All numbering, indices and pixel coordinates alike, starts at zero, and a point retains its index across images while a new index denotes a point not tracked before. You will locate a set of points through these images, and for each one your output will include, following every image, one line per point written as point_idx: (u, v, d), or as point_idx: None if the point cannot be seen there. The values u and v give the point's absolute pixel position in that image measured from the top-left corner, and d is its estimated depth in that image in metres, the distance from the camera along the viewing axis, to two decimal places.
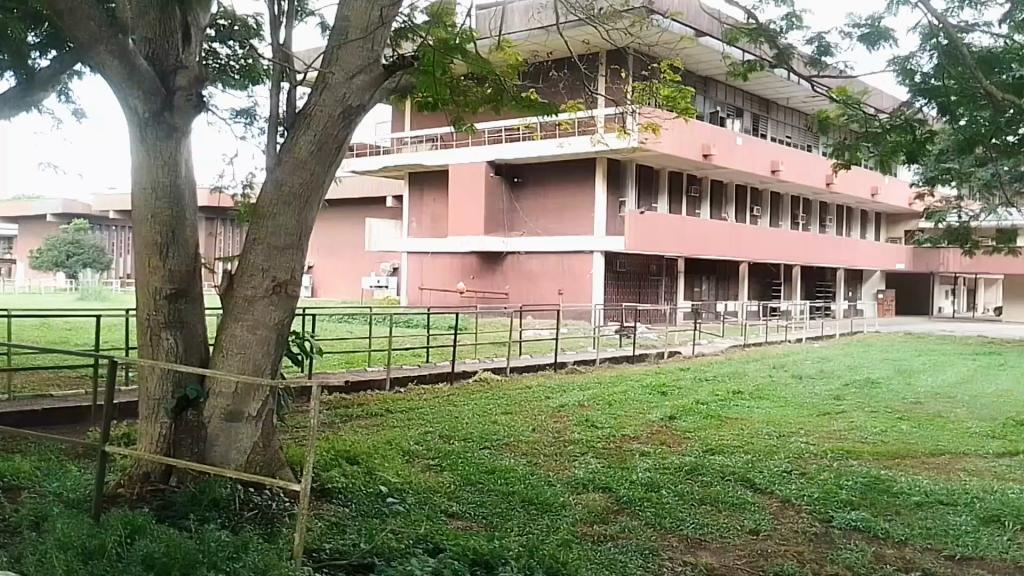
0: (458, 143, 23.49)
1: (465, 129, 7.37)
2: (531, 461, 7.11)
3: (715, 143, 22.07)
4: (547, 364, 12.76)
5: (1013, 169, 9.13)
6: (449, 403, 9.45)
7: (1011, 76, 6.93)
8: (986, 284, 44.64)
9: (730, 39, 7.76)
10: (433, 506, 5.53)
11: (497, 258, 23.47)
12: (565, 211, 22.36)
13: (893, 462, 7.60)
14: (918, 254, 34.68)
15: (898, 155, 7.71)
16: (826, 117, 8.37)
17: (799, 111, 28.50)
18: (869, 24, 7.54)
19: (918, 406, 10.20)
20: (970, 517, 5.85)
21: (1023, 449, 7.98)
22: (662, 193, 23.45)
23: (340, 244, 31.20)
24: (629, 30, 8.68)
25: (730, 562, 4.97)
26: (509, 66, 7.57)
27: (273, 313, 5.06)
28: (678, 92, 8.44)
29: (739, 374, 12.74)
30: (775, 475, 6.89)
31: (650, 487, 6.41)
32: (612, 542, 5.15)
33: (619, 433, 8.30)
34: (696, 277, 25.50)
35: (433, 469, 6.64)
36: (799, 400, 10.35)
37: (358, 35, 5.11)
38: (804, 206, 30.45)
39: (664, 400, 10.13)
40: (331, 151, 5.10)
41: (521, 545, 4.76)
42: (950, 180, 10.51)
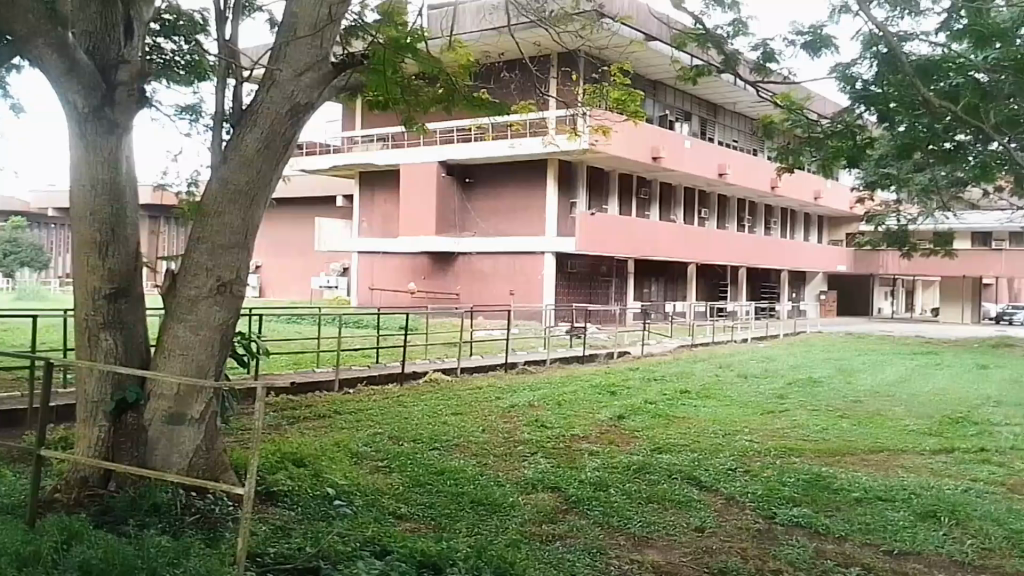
0: (410, 143, 23.37)
1: (416, 129, 7.35)
2: (480, 461, 7.12)
3: (666, 147, 22.37)
4: (498, 365, 12.77)
5: (946, 174, 9.48)
6: (399, 404, 9.40)
7: (949, 85, 7.10)
8: (922, 287, 46.12)
9: (678, 44, 7.86)
10: (381, 509, 5.49)
11: (448, 258, 23.38)
12: (517, 212, 22.42)
13: (833, 458, 7.80)
14: (859, 257, 35.66)
15: (839, 160, 8.03)
16: (770, 122, 8.54)
17: (745, 116, 29.10)
18: (812, 32, 7.73)
19: (857, 404, 10.49)
20: (906, 513, 6.04)
21: (956, 446, 8.26)
22: (613, 195, 23.68)
23: (289, 244, 30.75)
24: (580, 32, 8.72)
25: (676, 560, 5.03)
26: (461, 66, 7.55)
27: (218, 314, 4.97)
28: (628, 96, 8.50)
29: (686, 373, 12.93)
30: (721, 473, 7.02)
31: (599, 486, 6.47)
32: (560, 542, 5.17)
33: (569, 433, 8.35)
34: (646, 277, 25.83)
35: (382, 470, 6.60)
36: (744, 399, 10.55)
37: (306, 32, 5.04)
38: (751, 209, 31.08)
39: (614, 400, 10.22)
40: (279, 149, 5.03)
41: (470, 546, 4.76)
42: (887, 184, 10.87)
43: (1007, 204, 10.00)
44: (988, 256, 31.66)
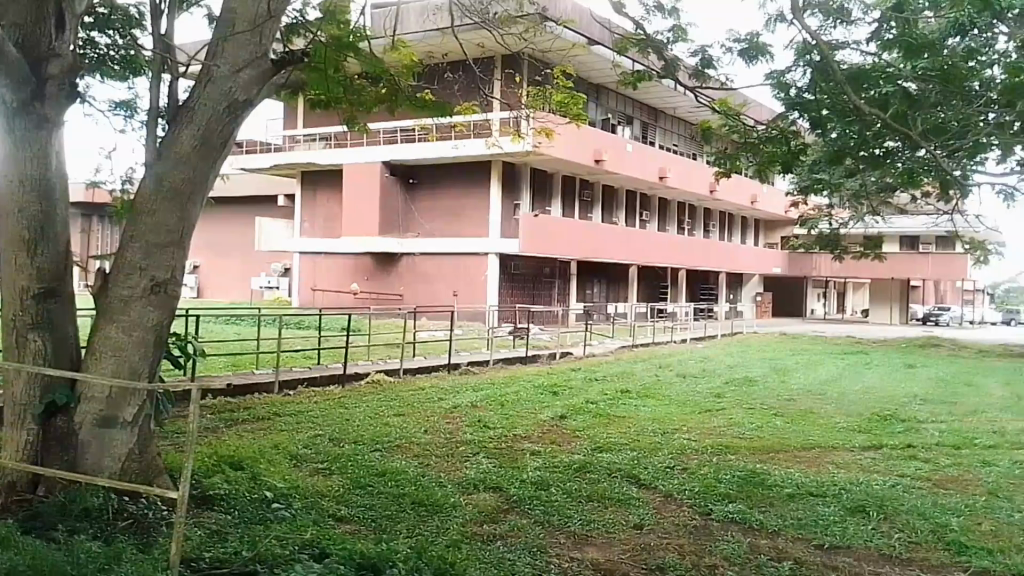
0: (353, 142, 23.14)
1: (358, 128, 7.30)
2: (422, 462, 7.12)
3: (608, 150, 22.66)
4: (441, 365, 12.78)
5: (874, 181, 9.86)
6: (340, 405, 9.32)
7: (878, 93, 7.37)
8: (854, 288, 47.62)
9: (619, 49, 7.99)
10: (321, 511, 5.45)
11: (392, 259, 23.24)
12: (461, 213, 22.41)
13: (767, 455, 8.03)
14: (794, 259, 36.67)
15: (774, 165, 8.22)
16: (708, 127, 8.65)
17: (685, 121, 29.66)
18: (748, 40, 7.94)
19: (791, 402, 10.80)
20: (837, 508, 6.25)
21: (885, 442, 8.58)
22: (556, 198, 23.87)
23: (229, 243, 30.14)
24: (523, 35, 8.76)
25: (616, 557, 5.12)
26: (404, 66, 7.53)
27: (152, 314, 4.87)
28: (572, 98, 8.59)
29: (626, 373, 13.12)
30: (660, 471, 7.16)
31: (540, 485, 6.53)
32: (500, 542, 5.20)
33: (511, 433, 8.40)
34: (589, 279, 26.15)
35: (321, 472, 6.54)
36: (682, 398, 10.78)
37: (245, 27, 4.98)
38: (690, 212, 31.69)
39: (555, 400, 10.31)
40: (216, 147, 4.96)
41: (411, 547, 4.77)
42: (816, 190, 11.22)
43: (931, 209, 10.44)
44: (915, 258, 32.93)
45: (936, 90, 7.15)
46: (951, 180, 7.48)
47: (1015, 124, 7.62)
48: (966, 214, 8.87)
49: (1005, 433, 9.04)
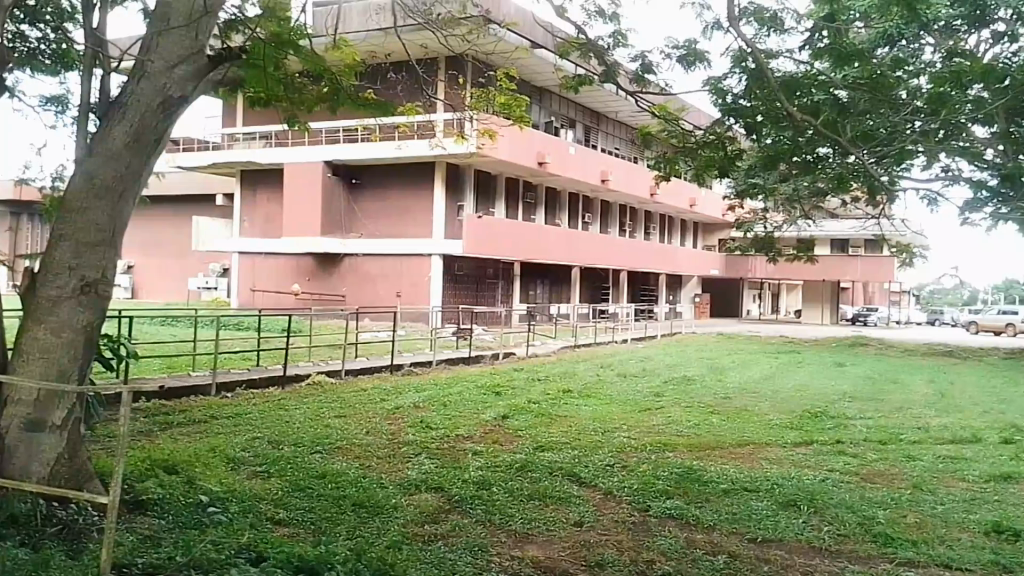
0: (295, 141, 22.81)
1: (298, 126, 7.22)
2: (363, 463, 7.08)
3: (551, 152, 22.84)
4: (384, 367, 12.71)
5: (806, 186, 10.17)
6: (280, 407, 9.21)
7: (810, 101, 7.65)
8: (788, 289, 48.95)
9: (561, 53, 8.07)
10: (258, 514, 5.39)
11: (334, 259, 23.00)
12: (405, 214, 22.32)
13: (703, 451, 8.22)
14: (731, 261, 37.51)
15: (710, 170, 8.46)
16: (648, 132, 8.82)
17: (626, 125, 30.04)
18: (686, 47, 8.11)
19: (727, 400, 11.07)
20: (770, 502, 6.44)
21: (815, 438, 8.86)
22: (500, 199, 23.95)
23: (166, 243, 29.40)
24: (466, 37, 8.75)
25: (555, 554, 5.18)
26: (346, 65, 7.49)
27: (81, 315, 4.75)
28: (514, 100, 8.64)
29: (568, 373, 13.25)
30: (600, 468, 7.27)
31: (481, 485, 6.56)
32: (441, 542, 5.22)
33: (453, 433, 8.43)
34: (532, 280, 26.34)
35: (260, 476, 6.45)
36: (623, 397, 10.93)
37: (180, 22, 4.91)
38: (631, 214, 32.16)
39: (498, 400, 10.37)
40: (150, 144, 4.86)
41: (350, 549, 4.76)
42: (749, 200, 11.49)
43: (859, 213, 10.81)
44: (846, 261, 34.03)
45: (864, 98, 7.48)
46: (878, 187, 7.79)
47: (939, 132, 7.93)
48: (892, 219, 9.24)
49: (928, 429, 9.45)
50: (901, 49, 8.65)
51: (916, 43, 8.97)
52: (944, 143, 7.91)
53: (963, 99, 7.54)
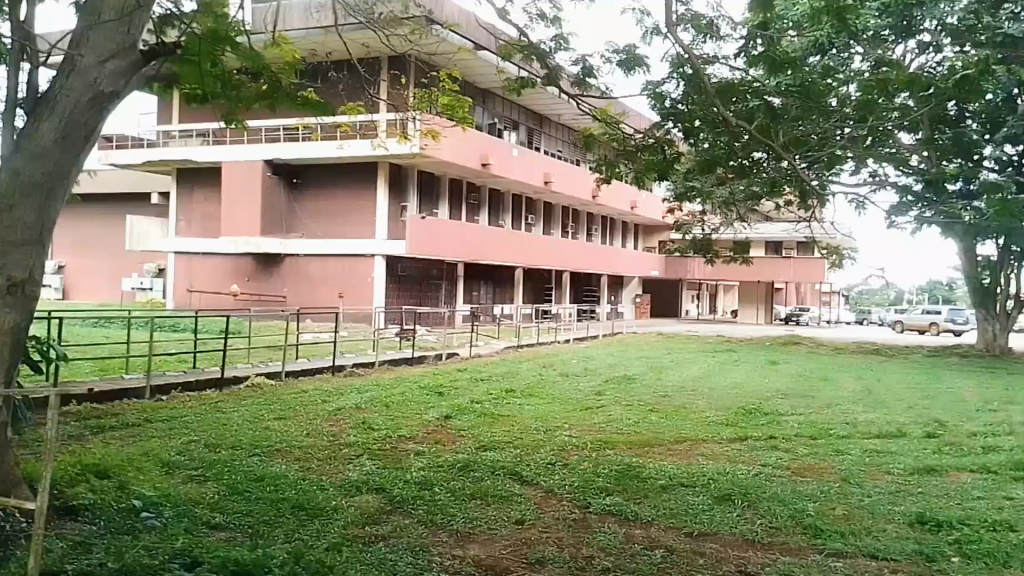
0: (234, 139, 22.37)
1: (236, 124, 7.11)
2: (302, 466, 7.02)
3: (494, 154, 22.91)
4: (325, 368, 12.59)
5: (741, 189, 10.42)
6: (217, 410, 9.05)
7: (745, 106, 7.87)
8: (725, 290, 50.03)
9: (504, 55, 8.09)
10: (193, 519, 5.30)
11: (275, 260, 22.65)
12: (347, 214, 22.14)
13: (642, 449, 8.36)
14: (670, 262, 38.17)
15: (650, 173, 8.63)
16: (590, 134, 8.96)
17: (569, 128, 30.33)
18: (626, 51, 8.24)
19: (666, 398, 11.28)
20: (705, 497, 6.61)
21: (749, 434, 9.11)
22: (443, 200, 23.92)
23: (99, 243, 28.52)
24: (408, 37, 8.72)
25: (497, 552, 5.22)
26: (286, 62, 7.43)
27: (7, 316, 4.61)
28: (457, 101, 8.63)
29: (510, 373, 13.31)
30: (541, 467, 7.35)
31: (423, 485, 6.58)
32: (382, 542, 5.21)
33: (394, 433, 8.42)
34: (475, 281, 26.40)
35: (196, 480, 6.34)
36: (565, 397, 11.04)
37: (112, 16, 4.80)
38: (573, 216, 32.48)
39: (440, 400, 10.39)
40: (79, 140, 4.75)
41: (289, 552, 4.73)
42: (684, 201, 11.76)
43: (790, 216, 11.15)
44: (780, 262, 34.96)
45: (796, 104, 7.74)
46: (808, 191, 8.06)
47: (866, 138, 8.24)
48: (822, 222, 9.55)
49: (855, 424, 9.80)
50: (832, 57, 8.96)
51: (845, 53, 9.30)
52: (872, 149, 8.22)
53: (890, 108, 7.83)
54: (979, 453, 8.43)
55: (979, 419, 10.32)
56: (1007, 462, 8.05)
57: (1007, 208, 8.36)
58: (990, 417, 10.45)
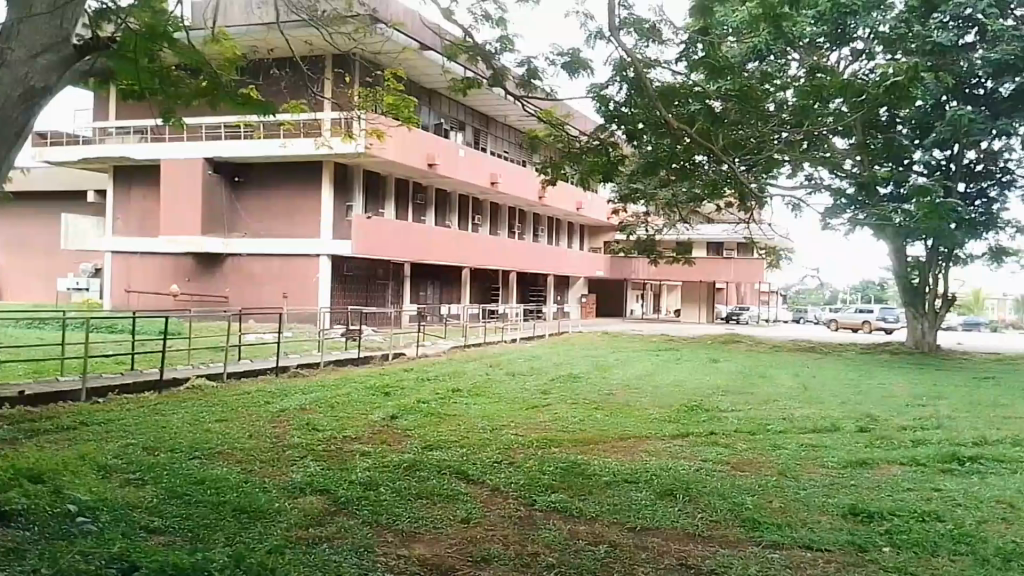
0: (174, 137, 21.88)
1: (175, 121, 6.98)
2: (244, 468, 6.93)
3: (440, 154, 22.89)
4: (268, 368, 12.45)
5: (682, 192, 10.62)
6: (156, 412, 8.87)
7: (686, 110, 8.04)
8: (669, 290, 50.85)
9: (448, 56, 8.11)
10: (131, 523, 5.21)
11: (216, 259, 22.25)
12: (292, 213, 21.86)
13: (587, 446, 8.48)
14: (615, 263, 38.64)
15: (595, 174, 8.78)
16: (536, 136, 9.04)
17: (515, 129, 30.47)
18: (570, 54, 8.35)
19: (610, 396, 11.45)
20: (648, 493, 6.75)
21: (690, 431, 9.29)
22: (389, 200, 23.80)
23: (32, 242, 27.60)
24: (352, 35, 8.67)
25: (443, 551, 5.24)
26: (226, 60, 7.33)
27: None
28: (403, 101, 8.59)
29: (457, 373, 13.34)
30: (487, 466, 7.39)
31: (368, 486, 6.57)
32: (327, 543, 5.19)
33: (340, 434, 8.38)
34: (422, 281, 26.35)
35: (133, 483, 6.21)
36: (510, 396, 11.12)
37: (43, 9, 4.69)
38: (520, 216, 32.62)
39: (386, 400, 10.38)
40: (9, 136, 4.61)
41: (229, 555, 4.68)
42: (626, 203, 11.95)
43: (729, 219, 11.42)
44: (722, 263, 35.67)
45: (736, 108, 7.97)
46: (747, 193, 8.30)
47: (803, 142, 8.49)
48: (760, 224, 9.80)
49: (792, 419, 10.09)
50: (769, 63, 9.20)
51: (782, 59, 9.56)
52: (808, 153, 8.46)
53: (825, 112, 8.06)
54: (908, 446, 8.77)
55: (908, 413, 10.73)
56: (934, 455, 8.39)
57: (932, 210, 8.71)
58: (918, 412, 10.87)
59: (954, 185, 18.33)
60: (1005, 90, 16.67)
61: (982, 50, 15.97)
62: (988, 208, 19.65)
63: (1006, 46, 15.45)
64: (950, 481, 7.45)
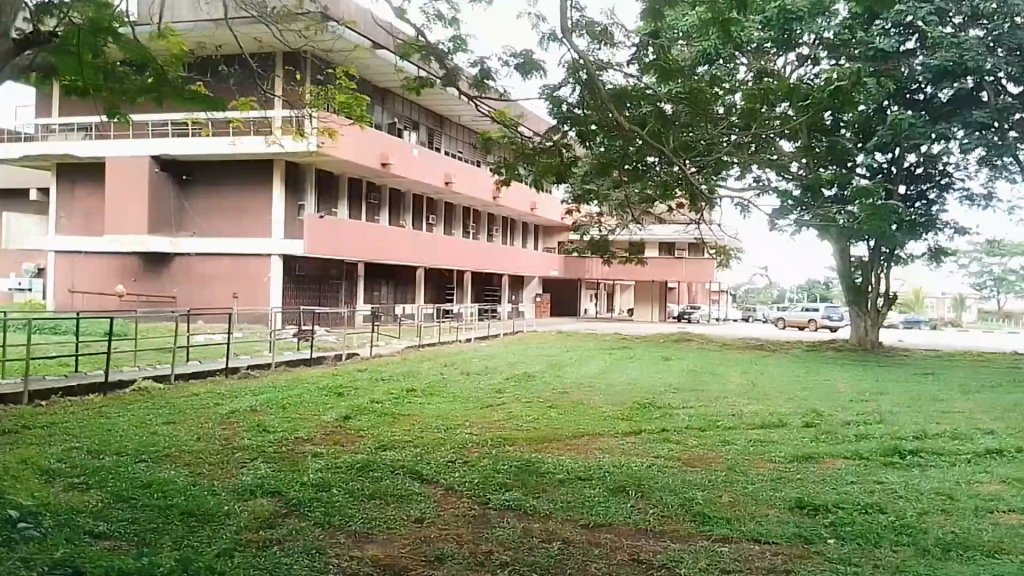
0: (120, 134, 21.39)
1: (120, 117, 6.86)
2: (193, 471, 6.82)
3: (394, 153, 22.77)
4: (218, 370, 12.24)
5: (635, 193, 10.77)
6: (100, 415, 8.66)
7: (638, 112, 8.10)
8: (622, 289, 51.40)
9: (402, 56, 8.08)
10: (75, 528, 5.12)
11: (164, 260, 21.80)
12: (242, 212, 21.54)
13: (540, 444, 8.55)
14: (569, 263, 38.91)
15: (549, 176, 8.84)
16: (489, 136, 9.06)
17: (469, 129, 30.47)
18: (523, 55, 8.40)
19: (564, 395, 11.54)
20: (602, 489, 6.83)
21: (643, 428, 9.42)
22: (342, 199, 23.58)
23: None
24: (303, 32, 8.60)
25: (396, 551, 5.24)
26: (173, 56, 7.21)
27: None
28: (355, 99, 8.53)
29: (412, 373, 13.30)
30: (441, 466, 7.41)
31: (320, 487, 6.52)
32: (278, 546, 5.14)
33: (292, 435, 8.29)
34: (376, 281, 26.19)
35: (78, 488, 6.07)
36: (466, 395, 11.13)
37: None
38: (474, 216, 32.63)
39: (340, 400, 10.32)
40: None
41: (177, 559, 4.62)
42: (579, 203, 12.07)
43: (681, 219, 11.61)
44: (674, 263, 36.16)
45: (685, 111, 8.12)
46: (697, 195, 8.47)
47: (751, 144, 8.67)
48: (711, 224, 9.98)
49: (742, 416, 10.31)
50: (719, 67, 9.36)
51: (731, 63, 9.76)
52: (755, 155, 8.65)
53: (772, 116, 8.25)
54: (852, 441, 9.03)
55: (852, 409, 11.05)
56: (878, 449, 8.65)
57: (874, 211, 8.98)
58: (861, 407, 11.18)
59: (896, 188, 18.92)
60: (944, 96, 17.25)
61: (922, 56, 16.47)
62: (928, 210, 20.33)
63: (945, 53, 15.85)
64: (891, 474, 7.69)
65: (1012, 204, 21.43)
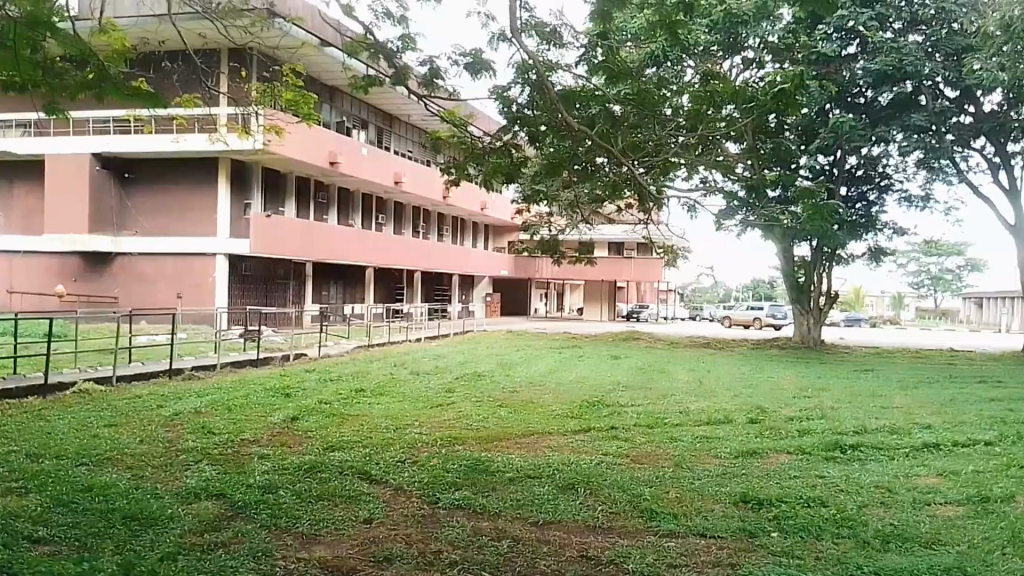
0: (60, 130, 20.77)
1: (60, 113, 6.68)
2: (136, 474, 6.68)
3: (342, 152, 22.55)
4: (162, 371, 12.00)
5: (582, 193, 10.87)
6: (39, 418, 8.42)
7: (586, 113, 8.18)
8: (572, 288, 51.78)
9: (350, 54, 8.03)
10: (13, 534, 4.98)
11: (106, 259, 21.25)
12: (186, 211, 21.10)
13: (490, 443, 8.57)
14: (519, 262, 39.05)
15: (498, 175, 8.84)
16: (438, 136, 9.05)
17: (418, 128, 30.33)
18: (472, 55, 8.41)
19: (513, 393, 11.60)
20: (550, 487, 6.89)
21: (591, 426, 9.52)
22: (290, 198, 23.27)
23: None
24: (249, 29, 8.45)
25: (343, 552, 5.19)
26: (115, 50, 7.02)
27: None
28: (302, 97, 8.43)
29: (360, 372, 13.22)
30: (390, 466, 7.37)
31: (266, 489, 6.43)
32: (222, 549, 5.06)
33: (238, 437, 8.16)
34: (325, 281, 25.96)
35: (15, 492, 5.90)
36: (414, 394, 11.10)
37: None
38: (424, 216, 32.50)
39: (287, 401, 10.20)
40: None
41: (119, 563, 4.53)
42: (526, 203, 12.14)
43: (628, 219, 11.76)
44: (624, 263, 36.53)
45: (633, 112, 8.23)
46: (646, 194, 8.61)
47: (698, 144, 8.82)
48: (658, 224, 10.14)
49: (687, 413, 10.48)
50: (666, 69, 9.47)
51: (677, 66, 9.89)
52: (701, 156, 8.81)
53: (717, 117, 8.40)
54: (795, 436, 9.26)
55: (794, 405, 11.32)
56: (819, 444, 8.87)
57: (813, 211, 9.22)
58: (803, 403, 11.46)
59: (837, 189, 19.44)
60: (885, 99, 17.55)
61: (863, 60, 16.88)
62: (868, 211, 20.96)
63: (885, 57, 16.30)
64: (832, 468, 7.92)
65: (947, 205, 22.21)
